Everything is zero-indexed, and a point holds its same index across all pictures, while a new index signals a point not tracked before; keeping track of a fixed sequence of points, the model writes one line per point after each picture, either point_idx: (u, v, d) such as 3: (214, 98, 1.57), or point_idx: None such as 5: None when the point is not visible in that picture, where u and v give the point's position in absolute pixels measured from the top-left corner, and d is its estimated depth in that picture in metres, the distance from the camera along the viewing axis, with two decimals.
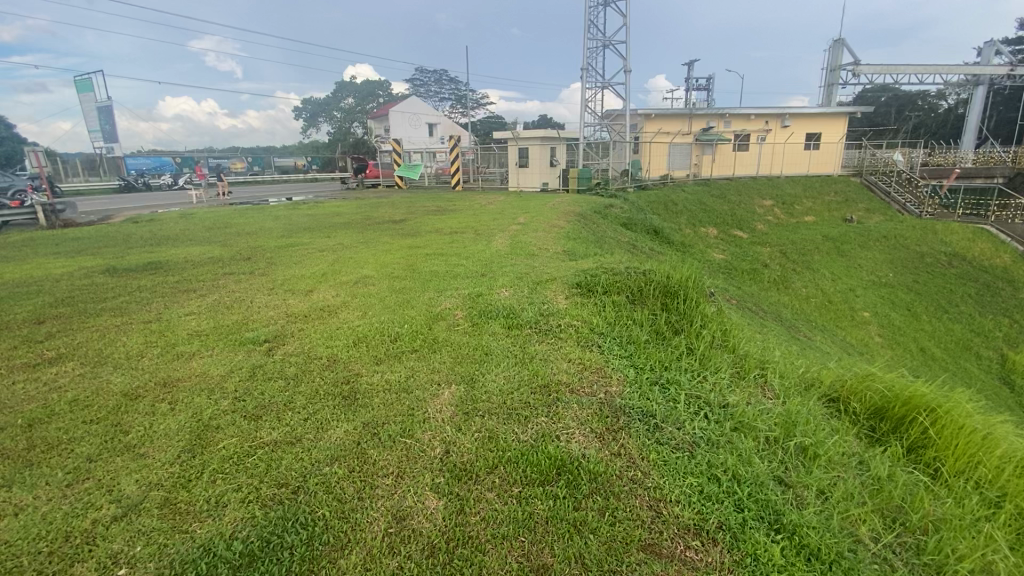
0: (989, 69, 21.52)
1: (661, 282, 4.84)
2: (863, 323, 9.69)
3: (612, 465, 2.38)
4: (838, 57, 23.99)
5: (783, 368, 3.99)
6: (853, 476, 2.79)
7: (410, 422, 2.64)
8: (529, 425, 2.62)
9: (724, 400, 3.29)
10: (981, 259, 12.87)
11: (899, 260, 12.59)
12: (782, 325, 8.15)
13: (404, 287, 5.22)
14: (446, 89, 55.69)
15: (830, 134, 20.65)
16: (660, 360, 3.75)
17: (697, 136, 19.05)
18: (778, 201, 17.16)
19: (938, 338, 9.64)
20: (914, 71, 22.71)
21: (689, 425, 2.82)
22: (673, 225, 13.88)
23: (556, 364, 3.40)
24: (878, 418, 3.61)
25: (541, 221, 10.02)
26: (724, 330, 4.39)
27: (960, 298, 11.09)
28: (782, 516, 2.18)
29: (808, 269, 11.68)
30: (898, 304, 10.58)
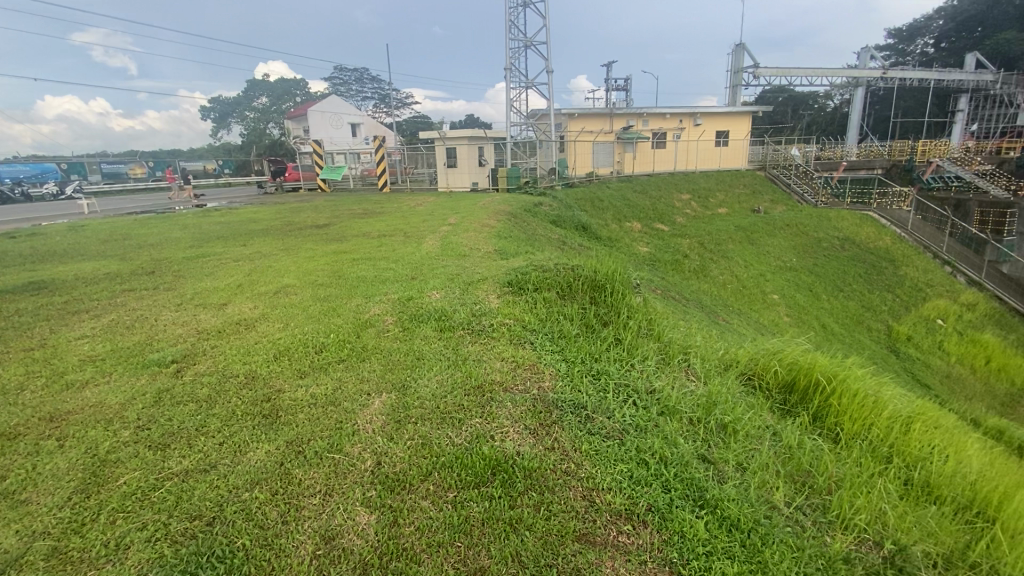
0: (867, 71, 23.66)
1: (589, 277, 4.99)
2: (772, 305, 10.55)
3: (546, 459, 2.41)
4: (740, 60, 25.75)
5: (704, 352, 4.24)
6: (766, 446, 3.03)
7: (338, 436, 2.52)
8: (463, 428, 2.59)
9: (652, 386, 3.46)
10: (868, 242, 14.35)
11: (801, 245, 13.80)
12: (703, 311, 8.70)
13: (330, 295, 5.01)
14: (368, 88, 54.08)
15: (737, 132, 22.25)
16: (590, 352, 3.88)
17: (618, 134, 19.85)
18: (694, 194, 18.24)
19: (837, 314, 10.69)
20: (806, 73, 24.84)
21: (618, 413, 2.93)
22: (601, 222, 14.33)
23: (489, 364, 3.40)
24: (788, 391, 3.93)
25: (471, 221, 9.99)
26: (649, 319, 4.60)
27: (853, 278, 12.34)
28: (705, 493, 2.31)
29: (723, 256, 12.49)
30: (802, 286, 11.57)
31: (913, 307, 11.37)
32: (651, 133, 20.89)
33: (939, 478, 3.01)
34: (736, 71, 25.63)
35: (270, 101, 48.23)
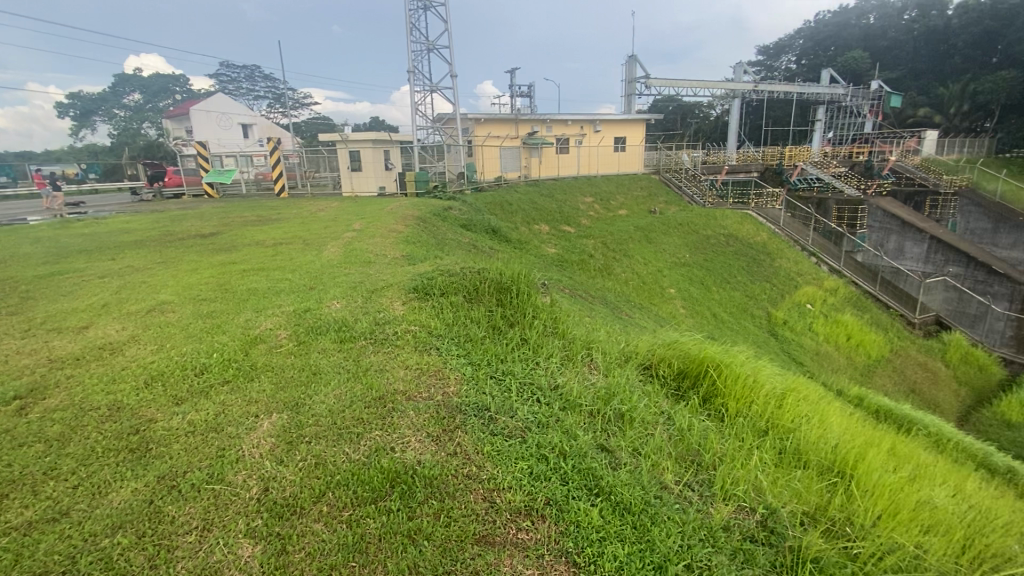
0: (741, 85, 25.76)
1: (495, 279, 5.04)
2: (669, 299, 11.37)
3: (448, 466, 2.41)
4: (632, 71, 27.47)
5: (606, 346, 4.46)
6: (660, 431, 3.25)
7: (220, 464, 2.32)
8: (361, 443, 2.50)
9: (556, 382, 3.58)
10: (748, 237, 15.94)
11: (692, 242, 15.02)
12: (608, 308, 9.18)
13: (215, 311, 4.59)
14: (260, 87, 50.46)
15: (633, 138, 23.74)
16: (497, 353, 3.93)
17: (523, 140, 20.35)
18: (597, 197, 19.16)
19: (724, 304, 11.78)
20: (690, 84, 27.06)
21: (521, 412, 2.99)
22: (510, 225, 14.60)
23: (392, 373, 3.32)
24: (681, 378, 4.25)
25: (377, 227, 9.68)
26: (554, 317, 4.74)
27: (737, 270, 13.67)
28: (601, 480, 2.44)
29: (625, 255, 13.23)
30: (695, 280, 12.60)
31: (787, 294, 12.86)
32: (555, 138, 21.66)
33: (806, 445, 3.38)
34: (630, 81, 27.33)
35: (144, 98, 43.29)
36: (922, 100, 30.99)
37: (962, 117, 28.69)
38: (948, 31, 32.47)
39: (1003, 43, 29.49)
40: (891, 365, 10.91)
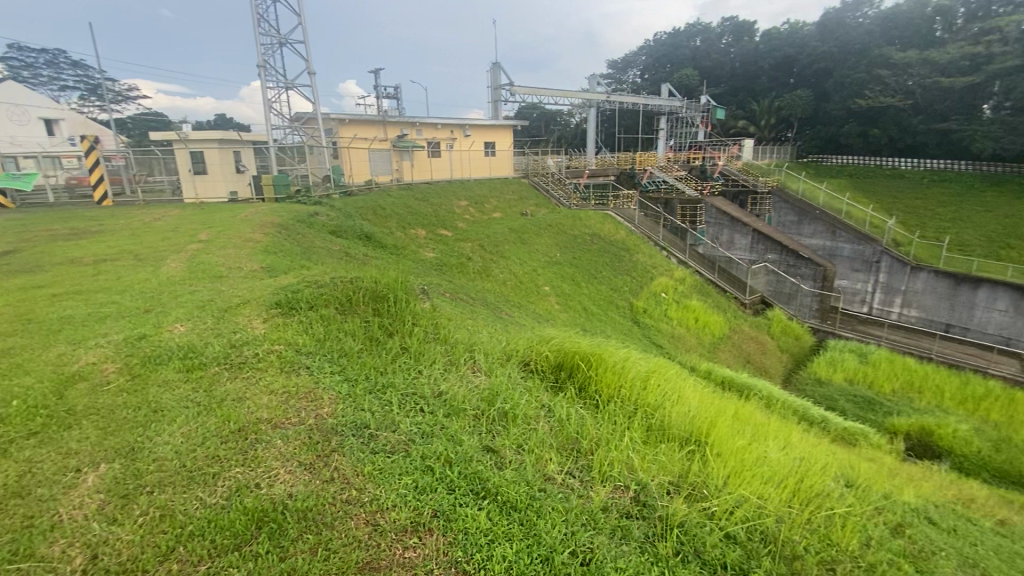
0: (595, 95, 27.35)
1: (369, 288, 4.82)
2: (545, 296, 11.91)
3: (323, 494, 2.24)
4: (497, 78, 28.22)
5: (487, 348, 4.52)
6: (542, 424, 3.37)
7: (27, 537, 1.90)
8: (218, 484, 2.22)
9: (439, 389, 3.54)
10: (609, 235, 17.24)
11: (562, 242, 15.86)
12: (489, 309, 9.31)
13: (12, 347, 3.75)
14: (67, 75, 42.35)
15: (502, 143, 24.33)
16: (375, 366, 3.76)
17: (393, 142, 19.82)
18: (472, 201, 19.33)
19: (594, 298, 12.68)
20: (551, 93, 28.46)
21: (404, 424, 2.90)
22: (384, 230, 14.04)
23: (254, 401, 2.99)
24: (558, 371, 4.47)
25: (230, 237, 8.67)
26: (434, 323, 4.67)
27: (603, 266, 14.75)
28: (487, 483, 2.46)
29: (501, 257, 13.52)
30: (567, 277, 13.36)
31: (645, 285, 14.23)
32: (426, 142, 21.40)
33: (668, 420, 3.74)
34: (496, 87, 28.01)
35: None
36: (741, 113, 36.31)
37: (770, 128, 34.15)
38: (756, 55, 38.51)
39: (795, 67, 35.80)
40: (730, 341, 12.66)
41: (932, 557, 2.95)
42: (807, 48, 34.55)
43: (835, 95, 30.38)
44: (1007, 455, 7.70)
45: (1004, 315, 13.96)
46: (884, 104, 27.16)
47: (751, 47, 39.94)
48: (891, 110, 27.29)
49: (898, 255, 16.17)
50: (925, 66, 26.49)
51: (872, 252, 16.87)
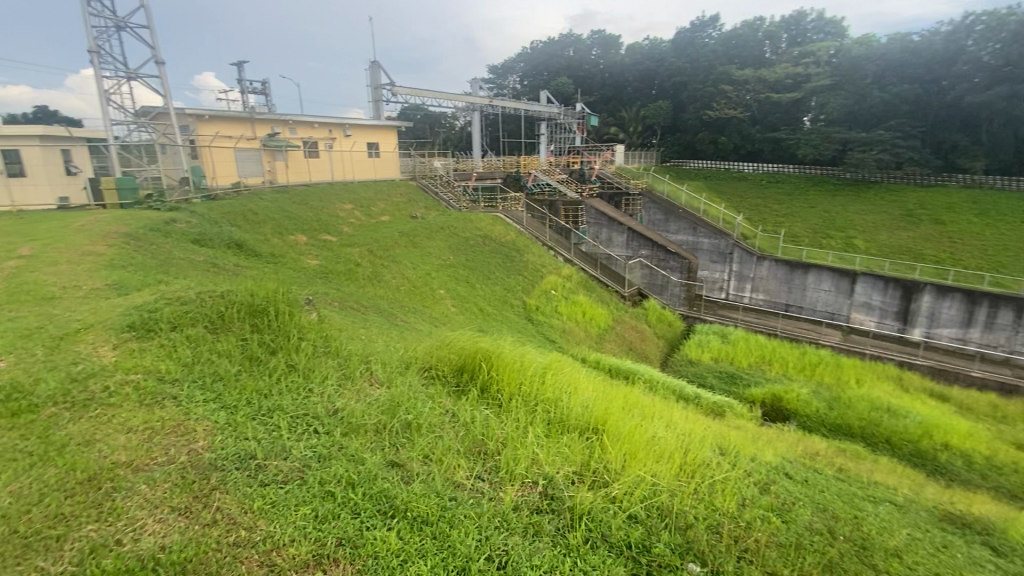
0: (477, 99, 27.44)
1: (245, 302, 4.36)
2: (440, 299, 11.76)
3: (206, 540, 2.14)
4: (377, 77, 27.24)
5: (384, 358, 4.33)
6: (447, 431, 3.32)
7: None
8: (71, 546, 2.03)
9: (334, 407, 3.36)
10: (500, 236, 17.43)
11: (454, 244, 15.75)
12: (382, 317, 8.95)
13: None
14: None
15: (385, 144, 23.41)
16: (258, 389, 3.45)
17: (263, 141, 18.17)
18: (357, 204, 18.42)
19: (488, 299, 12.80)
20: (434, 95, 28.09)
21: (297, 450, 2.81)
22: (257, 237, 12.74)
23: (108, 442, 2.67)
24: (459, 375, 4.43)
25: (59, 251, 7.27)
26: (324, 335, 4.36)
27: (495, 267, 14.93)
28: (394, 501, 2.51)
29: (392, 261, 13.04)
30: (460, 279, 13.32)
31: (536, 284, 14.69)
32: (301, 142, 19.88)
33: (568, 411, 3.89)
34: (376, 87, 27.00)
35: None
36: (612, 120, 39.08)
37: (637, 135, 37.20)
38: (622, 68, 41.82)
39: (656, 81, 39.49)
40: (615, 332, 13.60)
41: (792, 507, 3.39)
42: (665, 64, 38.36)
43: (690, 106, 34.07)
44: (835, 409, 9.22)
45: (827, 293, 16.75)
46: (728, 115, 31.08)
47: (618, 60, 43.30)
48: (734, 121, 31.29)
49: (747, 247, 18.61)
50: (759, 83, 31.22)
51: (726, 244, 19.18)
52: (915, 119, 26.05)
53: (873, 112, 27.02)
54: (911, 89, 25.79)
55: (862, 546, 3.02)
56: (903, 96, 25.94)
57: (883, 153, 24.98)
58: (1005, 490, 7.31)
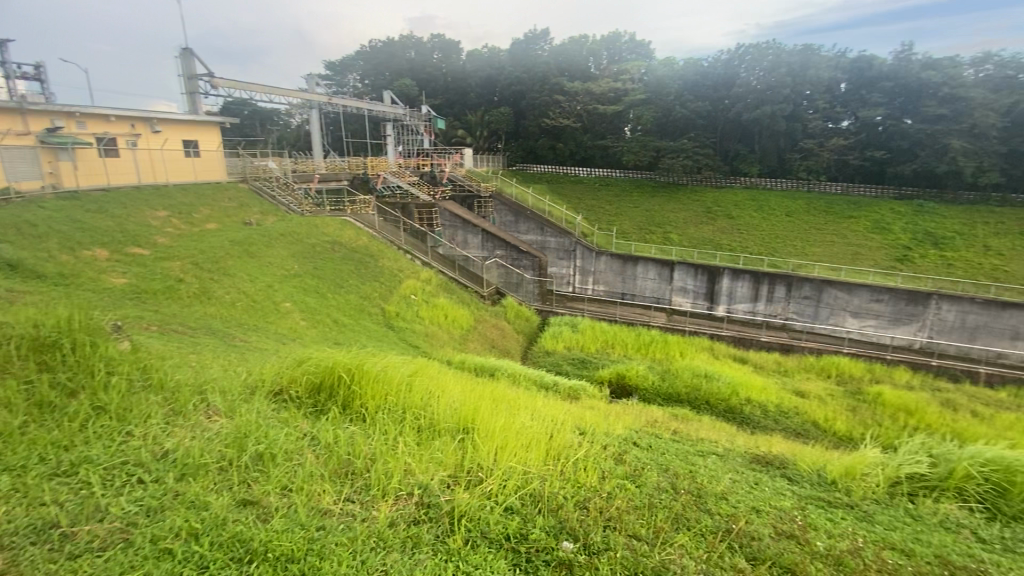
0: (315, 95, 24.87)
1: (25, 335, 3.49)
2: (287, 313, 10.76)
3: None
4: (190, 66, 23.67)
5: (224, 385, 3.83)
6: (309, 455, 3.08)
7: None
8: None
9: (163, 449, 2.90)
10: (350, 242, 16.43)
11: (299, 252, 14.43)
12: (217, 338, 7.89)
13: None
14: None
15: (206, 142, 20.49)
16: (56, 442, 2.84)
17: (38, 137, 14.60)
18: (174, 211, 15.88)
19: (342, 308, 12.07)
20: (263, 90, 25.38)
21: (117, 507, 2.40)
22: (34, 254, 10.23)
23: None
24: (317, 393, 4.11)
25: None
26: (143, 366, 3.71)
27: (347, 275, 14.09)
28: (251, 544, 2.29)
29: (225, 274, 11.52)
30: (309, 290, 12.33)
31: (394, 289, 14.26)
32: (93, 138, 16.38)
33: (437, 416, 3.87)
34: (190, 77, 23.55)
35: None
36: (458, 124, 39.65)
37: (483, 139, 38.31)
38: (464, 74, 42.68)
39: (496, 88, 41.08)
40: (476, 331, 13.86)
41: (643, 472, 3.80)
42: (504, 72, 40.22)
43: (529, 113, 36.26)
44: (667, 380, 10.62)
45: (654, 282, 19.17)
46: (563, 124, 33.63)
47: (459, 65, 44.09)
48: (569, 129, 34.00)
49: (587, 244, 20.41)
50: (586, 96, 33.97)
51: (570, 242, 20.78)
52: (708, 132, 31.68)
53: (677, 125, 32.40)
54: (703, 106, 31.17)
55: (698, 495, 3.52)
56: (698, 112, 31.38)
57: (687, 160, 29.54)
58: (789, 428, 9.18)
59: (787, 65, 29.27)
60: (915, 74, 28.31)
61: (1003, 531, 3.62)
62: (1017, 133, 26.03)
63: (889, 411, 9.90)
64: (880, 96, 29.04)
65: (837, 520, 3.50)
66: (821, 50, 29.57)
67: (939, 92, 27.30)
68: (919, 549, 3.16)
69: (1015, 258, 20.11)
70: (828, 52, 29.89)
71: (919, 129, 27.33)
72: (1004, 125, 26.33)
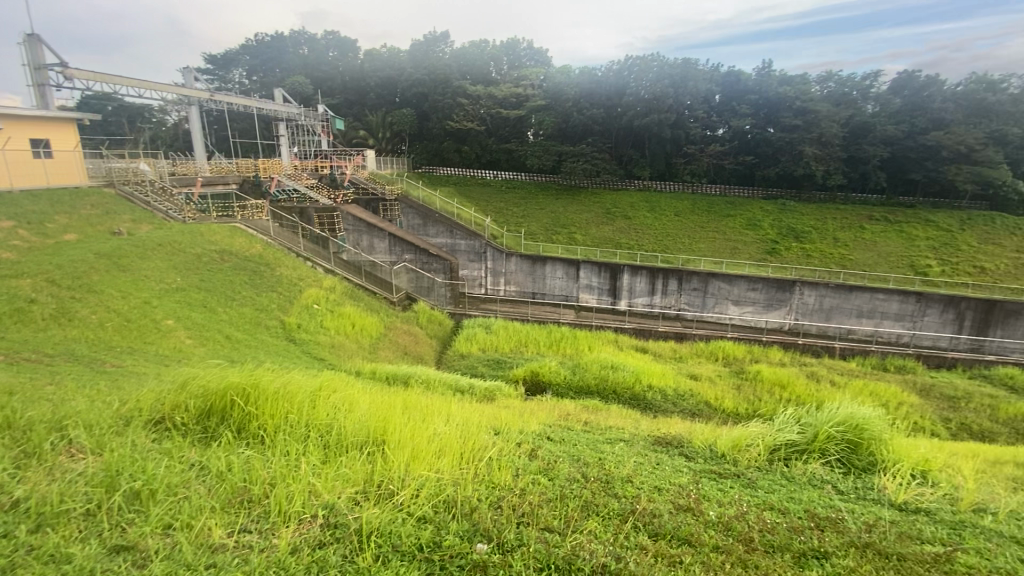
0: (196, 91, 22.45)
1: None
2: (170, 331, 9.65)
3: None
4: (37, 54, 20.32)
5: (90, 418, 3.38)
6: (197, 487, 2.82)
7: None
8: None
9: (12, 499, 2.53)
10: (242, 250, 14.96)
11: (180, 264, 12.90)
12: (81, 365, 6.87)
13: None
14: None
15: (61, 142, 17.20)
16: None
17: None
18: (18, 220, 13.56)
19: (236, 323, 11.05)
20: (128, 83, 22.47)
21: None
22: None
23: None
24: (207, 418, 3.75)
25: None
26: None
27: (240, 286, 12.89)
28: None
29: (90, 292, 10.06)
30: (195, 305, 11.14)
31: (294, 299, 13.34)
32: None
33: (343, 431, 3.69)
34: (35, 66, 20.29)
35: None
36: (359, 125, 38.13)
37: (386, 141, 37.27)
38: (363, 74, 41.19)
39: (398, 89, 40.12)
40: (386, 338, 13.44)
41: (556, 465, 3.92)
42: (404, 73, 39.50)
43: (433, 115, 35.94)
44: (578, 374, 11.06)
45: (562, 280, 19.83)
46: (467, 127, 33.69)
47: (357, 64, 42.48)
48: (473, 132, 34.14)
49: (497, 245, 20.63)
50: (489, 99, 34.66)
51: (480, 244, 20.83)
52: (604, 137, 33.36)
53: (576, 130, 33.79)
54: (598, 113, 32.68)
55: (606, 481, 3.70)
56: (594, 118, 32.84)
57: (586, 163, 31.01)
58: (687, 410, 9.99)
59: (670, 76, 31.60)
60: (774, 89, 32.24)
61: (856, 482, 4.23)
62: (852, 143, 30.90)
63: (767, 386, 11.14)
64: (748, 107, 32.62)
65: (726, 490, 3.87)
66: (698, 64, 32.31)
67: (793, 105, 31.31)
68: (792, 507, 3.58)
69: (856, 248, 23.65)
70: (704, 66, 32.80)
71: (780, 137, 31.12)
72: (843, 135, 30.86)
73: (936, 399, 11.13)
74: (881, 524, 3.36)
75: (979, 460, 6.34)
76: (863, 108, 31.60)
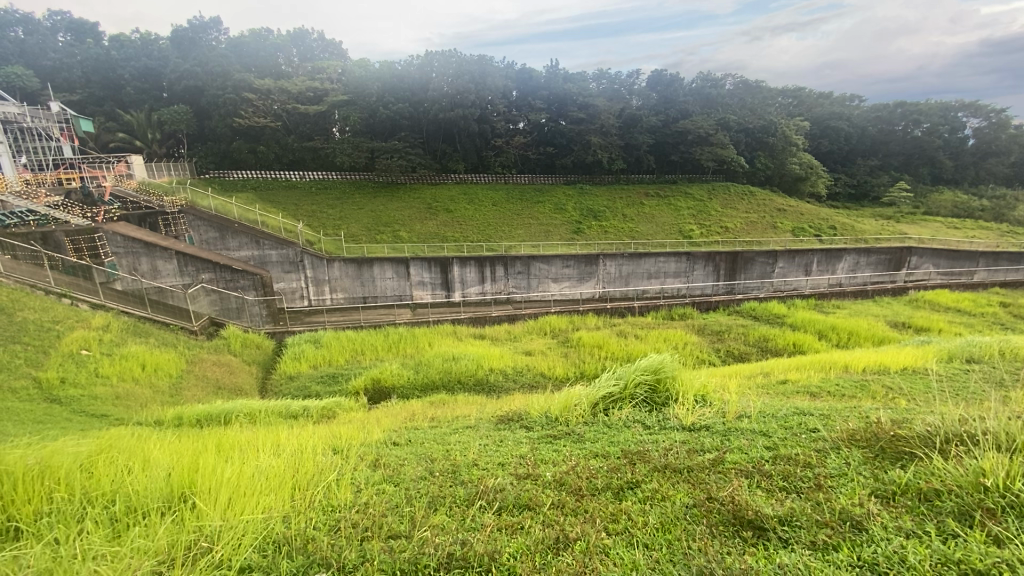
0: None
1: None
2: None
3: None
4: None
5: None
6: None
7: None
8: None
9: None
10: None
11: None
12: None
13: None
14: None
15: None
16: None
17: None
18: None
19: None
20: None
21: None
22: None
23: None
24: None
25: None
26: None
27: None
28: None
29: None
30: None
31: (50, 347, 10.30)
32: None
33: (135, 495, 3.08)
34: None
35: None
36: (114, 125, 31.41)
37: (158, 144, 31.55)
38: (110, 62, 33.80)
39: (163, 82, 33.97)
40: (191, 374, 11.43)
41: (401, 469, 3.83)
42: (170, 64, 33.75)
43: (214, 112, 31.50)
44: (420, 372, 11.00)
45: (392, 280, 19.35)
46: (259, 124, 30.27)
47: (98, 51, 34.64)
48: (268, 130, 30.78)
49: (314, 252, 19.10)
50: (282, 94, 31.92)
51: (294, 253, 19.02)
52: (414, 131, 33.16)
53: (384, 126, 32.94)
54: (404, 107, 32.44)
55: (453, 472, 3.76)
56: (401, 113, 32.43)
57: (400, 158, 30.46)
58: (526, 384, 10.70)
59: (468, 72, 32.59)
60: (561, 85, 35.84)
61: (658, 415, 5.03)
62: (627, 131, 36.06)
63: (589, 350, 12.48)
64: (541, 101, 35.66)
65: (559, 450, 4.23)
66: (493, 61, 34.11)
67: (577, 100, 35.30)
68: (611, 450, 4.09)
69: (640, 221, 27.83)
70: (499, 63, 34.82)
71: (570, 129, 34.77)
72: (618, 124, 35.79)
73: (709, 335, 13.95)
74: (675, 446, 4.05)
75: (740, 377, 8.12)
76: (630, 102, 37.18)
